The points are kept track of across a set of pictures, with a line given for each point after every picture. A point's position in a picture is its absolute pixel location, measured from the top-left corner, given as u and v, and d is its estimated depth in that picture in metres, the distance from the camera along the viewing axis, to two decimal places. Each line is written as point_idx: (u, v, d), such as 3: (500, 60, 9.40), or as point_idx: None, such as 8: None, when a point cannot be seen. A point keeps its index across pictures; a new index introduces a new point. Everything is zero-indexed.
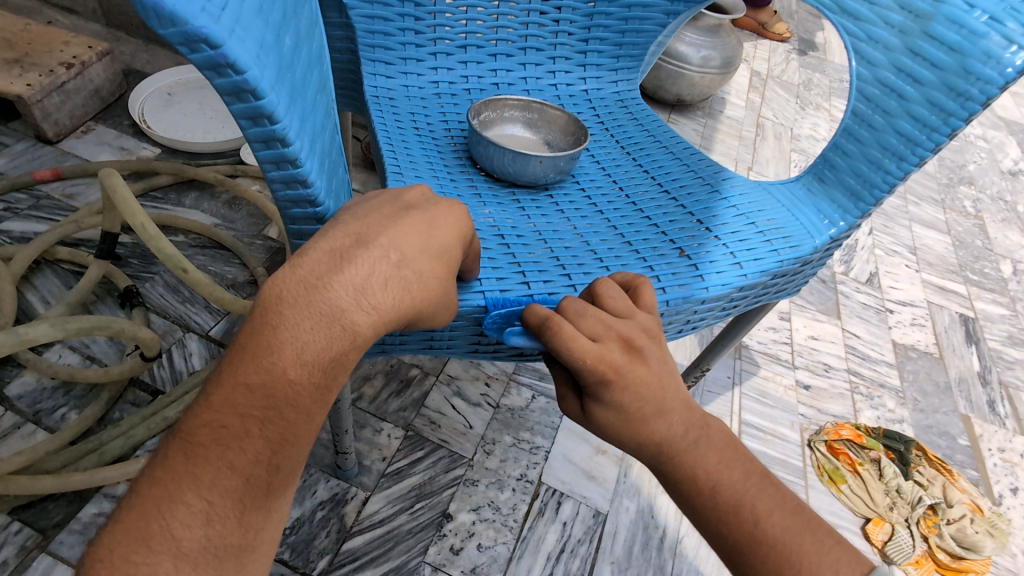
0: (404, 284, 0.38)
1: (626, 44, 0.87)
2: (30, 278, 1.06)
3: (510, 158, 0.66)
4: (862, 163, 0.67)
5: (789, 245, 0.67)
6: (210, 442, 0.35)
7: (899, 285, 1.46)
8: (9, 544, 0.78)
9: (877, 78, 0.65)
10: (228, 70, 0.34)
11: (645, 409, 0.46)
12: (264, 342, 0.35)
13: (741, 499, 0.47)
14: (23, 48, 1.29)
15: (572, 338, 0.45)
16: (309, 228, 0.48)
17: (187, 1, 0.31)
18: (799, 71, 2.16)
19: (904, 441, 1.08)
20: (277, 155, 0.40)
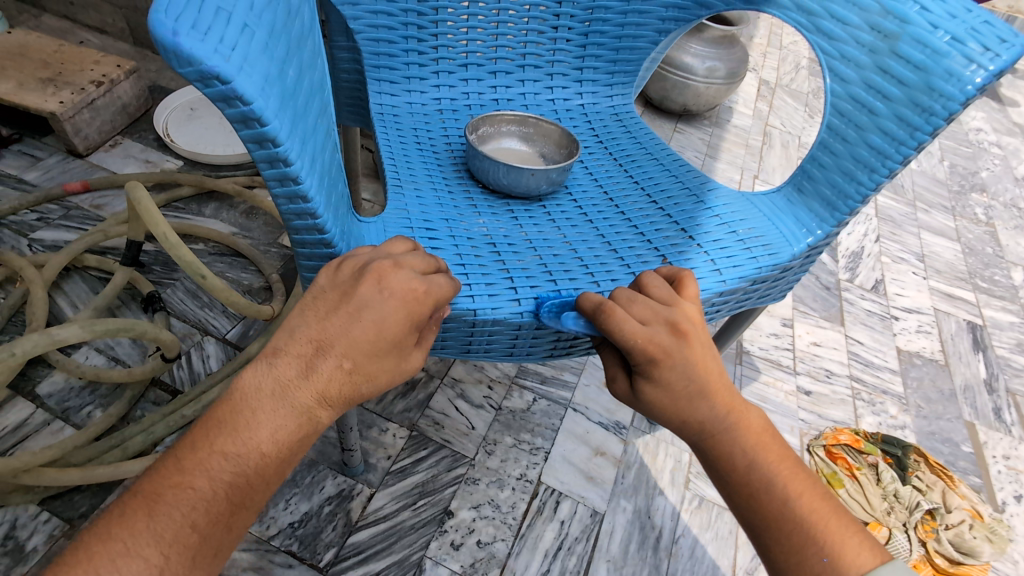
0: (373, 368, 0.43)
1: (621, 60, 0.90)
2: (61, 284, 1.13)
3: (502, 171, 0.70)
4: (837, 174, 0.70)
5: (768, 252, 0.70)
6: (177, 502, 0.39)
7: (906, 292, 1.46)
8: (39, 532, 0.83)
9: (850, 94, 0.67)
10: (237, 102, 0.38)
11: (690, 388, 0.49)
12: (242, 415, 0.41)
13: (778, 480, 0.49)
14: (56, 67, 1.37)
15: (624, 322, 0.49)
16: (312, 239, 0.52)
17: (201, 44, 0.35)
18: (808, 79, 2.17)
19: (903, 446, 1.08)
20: (281, 173, 0.44)
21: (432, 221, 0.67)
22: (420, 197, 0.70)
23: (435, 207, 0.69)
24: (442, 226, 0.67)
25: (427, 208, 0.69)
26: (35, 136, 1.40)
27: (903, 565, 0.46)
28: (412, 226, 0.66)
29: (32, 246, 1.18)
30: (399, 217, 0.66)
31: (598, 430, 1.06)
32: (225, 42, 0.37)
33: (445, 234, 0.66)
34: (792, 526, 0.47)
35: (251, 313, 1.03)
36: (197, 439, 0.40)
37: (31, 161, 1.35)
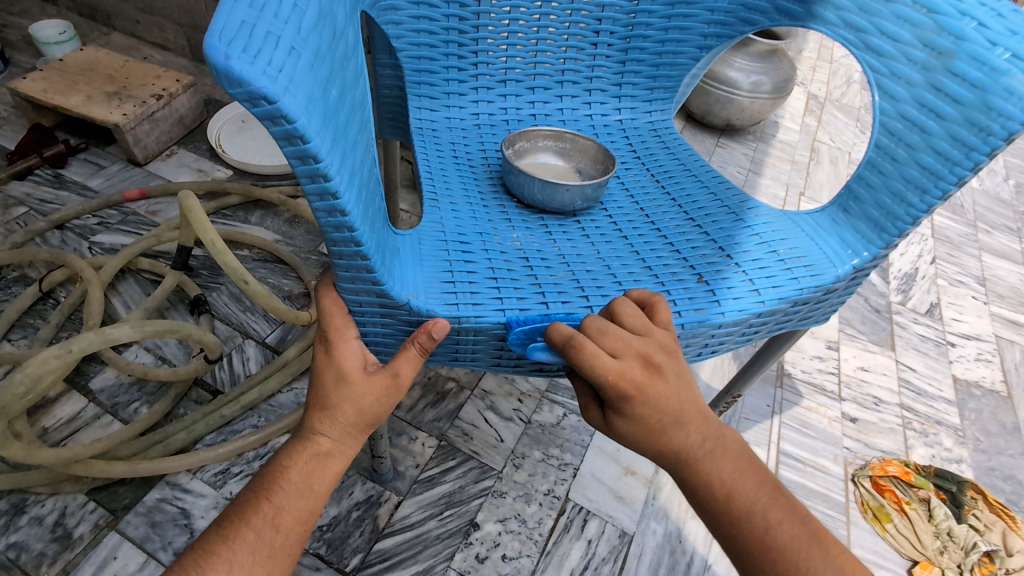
0: (356, 405, 0.52)
1: (661, 76, 0.89)
2: (116, 285, 1.19)
3: (537, 185, 0.70)
4: (886, 196, 0.67)
5: (811, 274, 0.67)
6: (239, 525, 0.49)
7: (964, 318, 1.37)
8: (86, 520, 0.87)
9: (899, 113, 0.65)
10: (283, 121, 0.38)
11: (663, 420, 0.48)
12: (273, 481, 0.52)
13: (755, 508, 0.49)
14: (121, 82, 1.46)
15: (594, 357, 0.47)
16: (350, 251, 0.50)
17: (250, 67, 0.36)
18: (860, 94, 2.09)
19: (958, 481, 1.02)
20: (322, 189, 0.44)
21: (467, 235, 0.68)
22: (455, 211, 0.71)
23: (470, 222, 0.70)
24: (476, 240, 0.67)
25: (462, 222, 0.70)
26: (99, 146, 1.50)
27: None
28: (447, 240, 0.66)
29: (92, 249, 1.26)
30: (435, 231, 0.67)
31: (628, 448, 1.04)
32: (272, 64, 0.37)
33: (478, 248, 0.66)
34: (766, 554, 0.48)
35: (288, 318, 1.05)
36: (237, 507, 0.51)
37: (95, 169, 1.44)
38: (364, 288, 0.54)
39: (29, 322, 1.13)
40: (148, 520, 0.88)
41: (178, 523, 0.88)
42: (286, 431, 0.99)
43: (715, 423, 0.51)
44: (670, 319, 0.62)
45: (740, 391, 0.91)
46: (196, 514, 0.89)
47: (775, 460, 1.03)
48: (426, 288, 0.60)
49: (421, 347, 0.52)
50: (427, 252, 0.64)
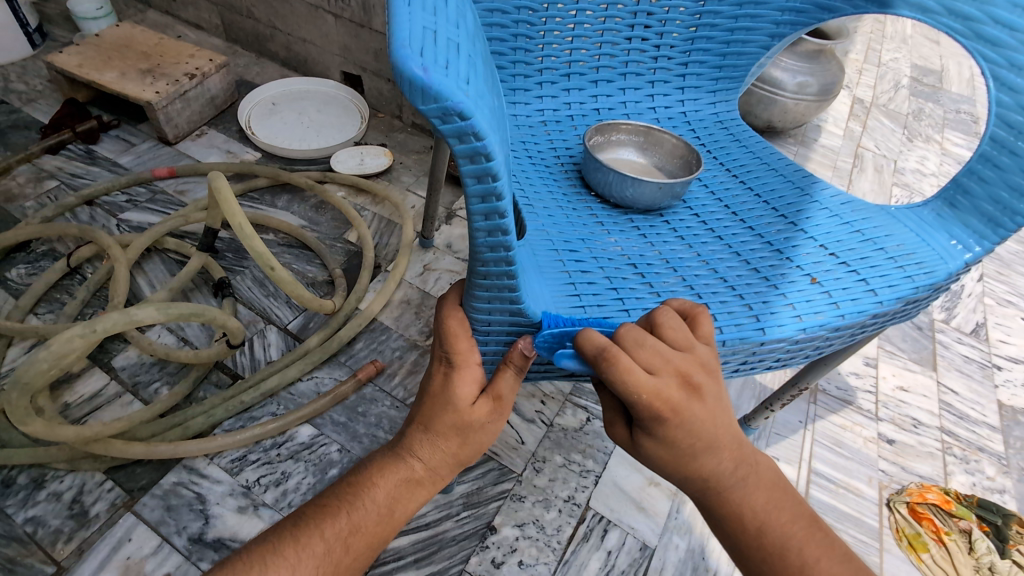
0: (459, 435, 0.48)
1: (727, 65, 0.84)
2: (142, 264, 1.19)
3: (629, 183, 0.65)
4: (1002, 189, 0.62)
5: (924, 270, 0.63)
6: (312, 532, 0.48)
7: (1011, 340, 1.31)
8: (102, 499, 0.87)
9: (1021, 105, 0.60)
10: (472, 137, 0.33)
11: (695, 445, 0.45)
12: (357, 495, 0.50)
13: (789, 544, 0.47)
14: (155, 59, 1.46)
15: (629, 372, 0.43)
16: (498, 269, 0.45)
17: (448, 78, 0.30)
18: (909, 100, 2.01)
19: (1002, 514, 0.97)
20: (491, 208, 0.38)
21: (571, 241, 0.63)
22: (549, 215, 0.66)
23: (568, 226, 0.65)
24: (580, 246, 0.62)
25: (560, 227, 0.64)
26: (131, 123, 1.50)
27: None
28: (555, 247, 0.61)
29: (119, 226, 1.25)
30: (540, 237, 0.62)
31: None
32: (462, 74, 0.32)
33: (586, 255, 0.61)
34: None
35: (312, 306, 1.04)
36: (314, 514, 0.49)
37: (126, 146, 1.44)
38: (498, 306, 0.49)
39: (56, 297, 1.13)
40: (164, 504, 0.87)
41: (193, 508, 0.87)
42: (305, 421, 0.98)
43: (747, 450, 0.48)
44: (793, 325, 0.58)
45: (806, 384, 0.86)
46: (211, 500, 0.88)
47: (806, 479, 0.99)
48: (553, 302, 0.55)
49: (517, 368, 0.49)
50: (541, 261, 0.59)
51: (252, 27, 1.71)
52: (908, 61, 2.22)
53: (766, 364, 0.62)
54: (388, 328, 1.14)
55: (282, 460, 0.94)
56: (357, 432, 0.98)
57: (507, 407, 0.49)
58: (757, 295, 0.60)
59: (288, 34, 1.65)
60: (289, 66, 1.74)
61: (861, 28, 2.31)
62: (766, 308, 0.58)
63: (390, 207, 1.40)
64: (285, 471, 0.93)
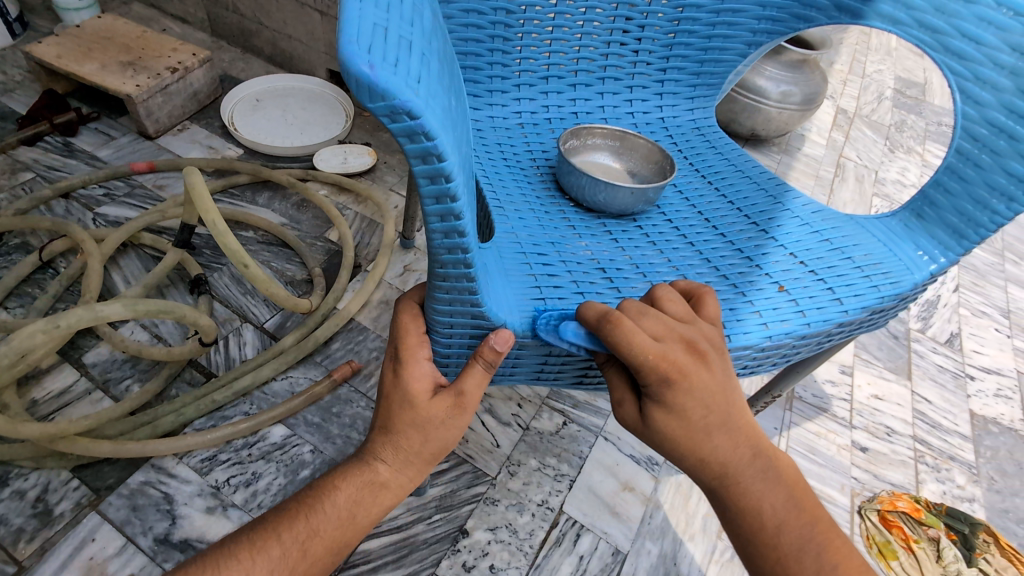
0: (419, 434, 0.47)
1: (705, 72, 0.84)
2: (118, 259, 1.17)
3: (600, 187, 0.65)
4: (966, 202, 0.64)
5: (890, 281, 0.63)
6: (270, 536, 0.47)
7: (985, 350, 1.33)
8: (67, 498, 0.85)
9: (986, 118, 0.61)
10: (422, 137, 0.33)
11: (709, 418, 0.45)
12: (318, 499, 0.50)
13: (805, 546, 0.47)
14: (137, 52, 1.44)
15: (632, 333, 0.45)
16: (457, 272, 0.44)
17: (395, 77, 0.30)
18: (891, 112, 2.03)
19: (971, 522, 0.98)
20: (446, 210, 0.38)
21: (541, 244, 0.63)
22: (521, 218, 0.66)
23: (538, 229, 0.65)
24: (550, 249, 0.62)
25: (531, 230, 0.64)
26: (111, 116, 1.48)
27: None
28: (524, 250, 0.61)
29: (96, 221, 1.24)
30: (509, 240, 0.62)
31: (628, 462, 1.00)
32: (412, 74, 0.32)
33: (555, 259, 0.61)
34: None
35: (288, 305, 1.03)
36: (274, 518, 0.49)
37: (105, 139, 1.42)
38: (460, 309, 0.49)
39: (27, 291, 1.11)
40: (130, 504, 0.85)
41: (160, 508, 0.86)
42: (278, 421, 0.97)
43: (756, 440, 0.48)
44: (759, 332, 0.58)
45: (780, 392, 0.87)
46: (179, 500, 0.87)
47: None
48: (517, 305, 0.54)
49: (488, 363, 0.48)
50: (508, 264, 0.58)
51: (238, 22, 1.69)
52: (892, 73, 2.24)
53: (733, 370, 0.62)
54: (366, 329, 1.14)
55: (253, 461, 0.93)
56: (331, 433, 0.97)
57: (470, 404, 0.47)
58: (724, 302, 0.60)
59: (274, 30, 1.64)
60: (275, 62, 1.73)
61: (846, 39, 2.33)
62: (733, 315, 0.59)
63: (372, 206, 1.39)
64: (256, 472, 0.91)
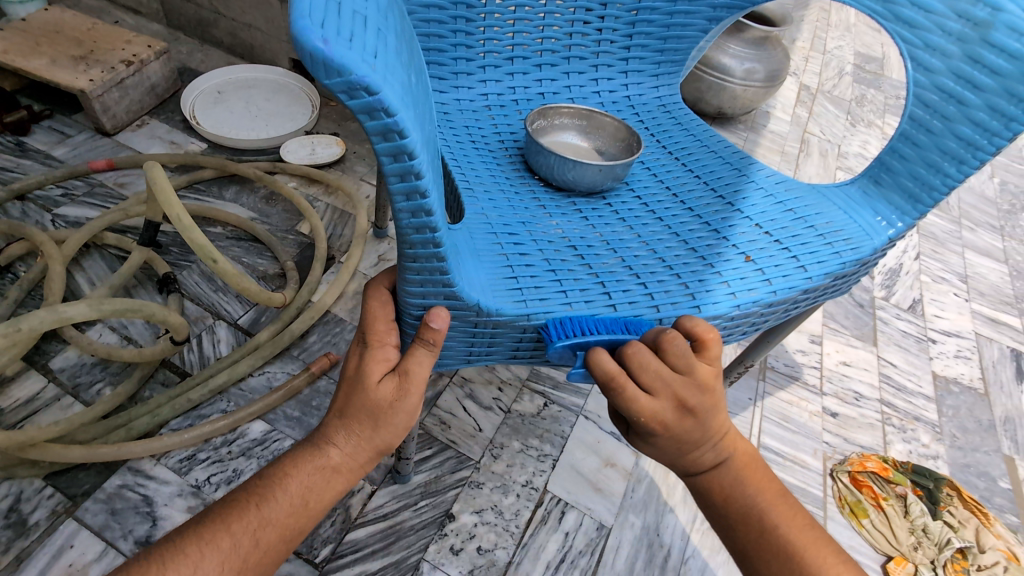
0: (370, 420, 0.48)
1: (668, 49, 0.85)
2: (80, 260, 1.14)
3: (569, 165, 0.66)
4: (920, 166, 0.66)
5: (851, 247, 0.65)
6: (220, 527, 0.47)
7: (945, 314, 1.38)
8: (42, 507, 0.83)
9: (936, 85, 0.63)
10: (382, 114, 0.33)
11: (683, 447, 0.49)
12: (267, 486, 0.49)
13: (753, 512, 0.51)
14: (89, 45, 1.39)
15: (631, 401, 0.46)
16: (426, 252, 0.45)
17: (351, 52, 0.30)
18: (852, 87, 2.08)
19: (935, 478, 1.02)
20: (411, 187, 0.38)
21: (512, 224, 0.63)
22: (491, 199, 0.66)
23: (509, 210, 0.65)
24: (520, 229, 0.63)
25: (502, 211, 0.64)
26: (65, 113, 1.42)
27: None
28: (495, 231, 0.61)
29: (55, 222, 1.20)
30: (480, 221, 0.62)
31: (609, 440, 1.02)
32: (369, 48, 0.32)
33: (526, 238, 0.61)
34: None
35: (261, 299, 1.02)
36: (221, 509, 0.48)
37: (60, 137, 1.37)
38: (432, 290, 0.49)
39: None
40: (108, 508, 0.84)
41: (139, 510, 0.84)
42: (257, 417, 0.96)
43: (748, 450, 0.52)
44: (727, 302, 0.59)
45: (753, 362, 0.89)
46: (159, 502, 0.86)
47: (755, 454, 1.02)
48: (490, 285, 0.54)
49: (428, 343, 0.49)
50: (479, 245, 0.59)
51: (194, 12, 1.64)
52: (851, 48, 2.29)
53: None
54: (343, 321, 1.13)
55: (233, 458, 0.92)
56: (311, 426, 0.97)
57: (415, 385, 0.48)
58: (693, 274, 0.61)
59: (232, 20, 1.60)
60: (235, 53, 1.68)
61: (807, 17, 2.37)
62: (702, 286, 0.60)
63: (343, 197, 1.37)
64: (237, 469, 0.91)
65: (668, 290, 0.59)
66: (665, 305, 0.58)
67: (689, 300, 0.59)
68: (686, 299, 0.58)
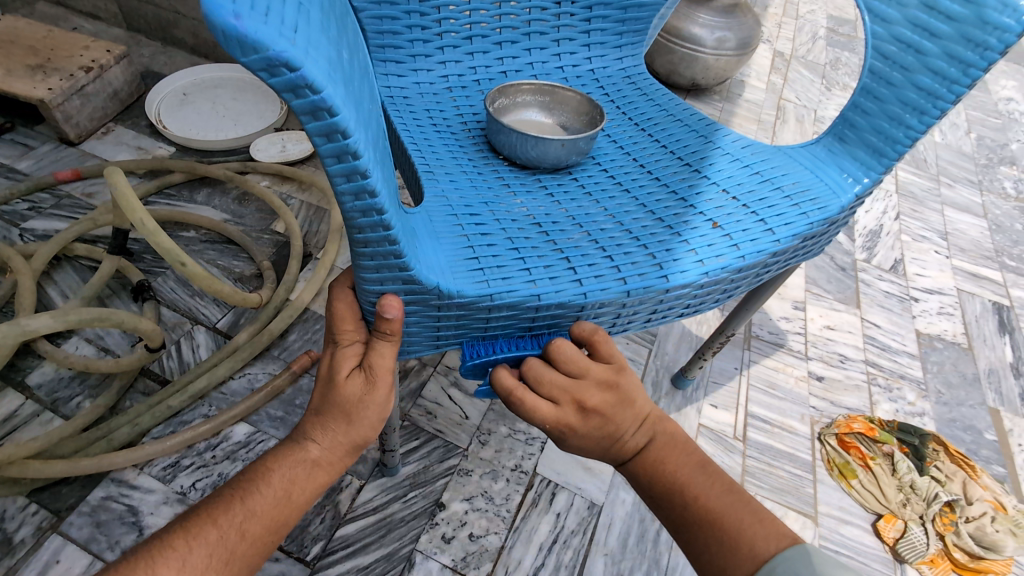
0: (345, 415, 0.49)
1: (629, 19, 0.84)
2: (51, 273, 1.12)
3: (530, 142, 0.65)
4: (883, 120, 0.65)
5: (818, 206, 0.65)
6: (204, 523, 0.47)
7: (927, 272, 1.38)
8: (26, 524, 0.82)
9: (894, 36, 0.62)
10: (307, 91, 0.32)
11: (602, 433, 0.52)
12: (252, 482, 0.49)
13: (675, 486, 0.52)
14: (45, 54, 1.35)
15: (533, 410, 0.51)
16: (377, 236, 0.43)
17: (267, 26, 0.29)
18: (826, 51, 2.06)
19: (921, 434, 1.03)
20: (350, 169, 0.37)
21: (473, 205, 0.62)
22: (453, 181, 0.65)
23: (471, 190, 0.64)
24: (483, 209, 0.61)
25: (463, 192, 0.63)
26: (27, 125, 1.39)
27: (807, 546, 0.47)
28: (456, 213, 0.60)
29: (23, 236, 1.17)
30: (440, 204, 0.61)
31: None
32: (287, 23, 0.30)
33: (489, 218, 0.60)
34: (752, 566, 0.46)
35: (235, 300, 1.00)
36: (206, 506, 0.48)
37: (23, 150, 1.34)
38: (389, 275, 0.48)
39: None
40: (94, 521, 0.83)
41: (125, 521, 0.84)
42: (240, 420, 0.95)
43: (673, 430, 0.54)
44: (696, 270, 0.59)
45: (734, 330, 0.89)
46: (144, 511, 0.85)
47: (743, 423, 1.03)
48: (450, 267, 0.53)
49: (388, 336, 0.48)
50: (441, 227, 0.57)
51: (154, 13, 1.60)
52: (824, 12, 2.27)
53: (677, 311, 0.63)
54: (322, 317, 1.12)
55: (218, 462, 0.91)
56: (296, 425, 0.96)
57: (382, 378, 0.49)
58: (660, 244, 0.60)
59: (193, 19, 1.56)
60: (199, 53, 1.65)
61: None
62: (669, 255, 0.59)
63: (317, 193, 1.35)
64: (222, 473, 0.90)
65: (635, 262, 0.58)
66: (632, 276, 0.57)
67: (657, 270, 0.58)
68: (653, 269, 0.58)
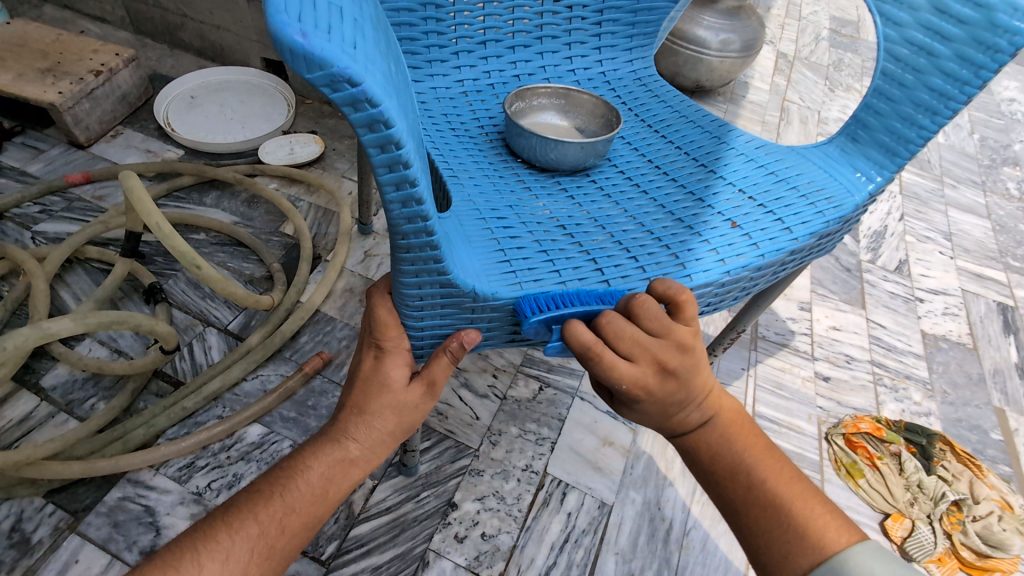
0: (391, 419, 0.52)
1: (639, 22, 0.85)
2: (64, 276, 1.13)
3: (551, 145, 0.66)
4: (896, 121, 0.66)
5: (833, 205, 0.65)
6: (243, 518, 0.48)
7: (932, 273, 1.39)
8: (44, 524, 0.83)
9: (906, 39, 0.63)
10: (366, 105, 0.33)
11: (674, 403, 0.48)
12: (290, 478, 0.51)
13: (739, 469, 0.50)
14: (56, 57, 1.36)
15: (612, 368, 0.46)
16: (419, 242, 0.45)
17: (332, 43, 0.30)
18: (830, 52, 2.07)
19: (927, 434, 1.04)
20: (400, 177, 0.38)
21: (499, 209, 0.63)
22: (476, 184, 0.66)
23: (495, 194, 0.65)
24: (508, 212, 0.62)
25: (488, 196, 0.64)
26: (37, 128, 1.40)
27: (875, 543, 0.46)
28: (483, 216, 0.61)
29: (35, 239, 1.18)
30: (467, 208, 0.62)
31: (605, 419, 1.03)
32: (347, 40, 0.31)
33: (515, 221, 0.61)
34: (813, 560, 0.46)
35: (248, 301, 1.01)
36: (247, 500, 0.49)
37: (34, 153, 1.35)
38: (426, 279, 0.49)
39: None
40: (111, 521, 0.84)
41: (142, 521, 0.85)
42: (253, 420, 0.96)
43: (732, 406, 0.52)
44: (717, 269, 0.59)
45: (745, 327, 0.90)
46: (161, 511, 0.86)
47: None
48: (483, 270, 0.55)
49: (452, 354, 0.52)
50: (469, 231, 0.59)
51: (161, 16, 1.61)
52: (827, 13, 2.28)
53: (697, 310, 0.64)
54: (333, 319, 1.13)
55: (232, 463, 0.92)
56: (309, 426, 0.97)
57: (439, 389, 0.52)
58: (681, 243, 0.61)
59: (200, 22, 1.57)
60: (206, 56, 1.66)
61: None
62: (691, 254, 0.60)
63: (326, 195, 1.36)
64: (237, 473, 0.91)
65: (658, 261, 0.59)
66: (656, 276, 0.58)
67: (680, 269, 0.59)
68: (677, 268, 0.59)
